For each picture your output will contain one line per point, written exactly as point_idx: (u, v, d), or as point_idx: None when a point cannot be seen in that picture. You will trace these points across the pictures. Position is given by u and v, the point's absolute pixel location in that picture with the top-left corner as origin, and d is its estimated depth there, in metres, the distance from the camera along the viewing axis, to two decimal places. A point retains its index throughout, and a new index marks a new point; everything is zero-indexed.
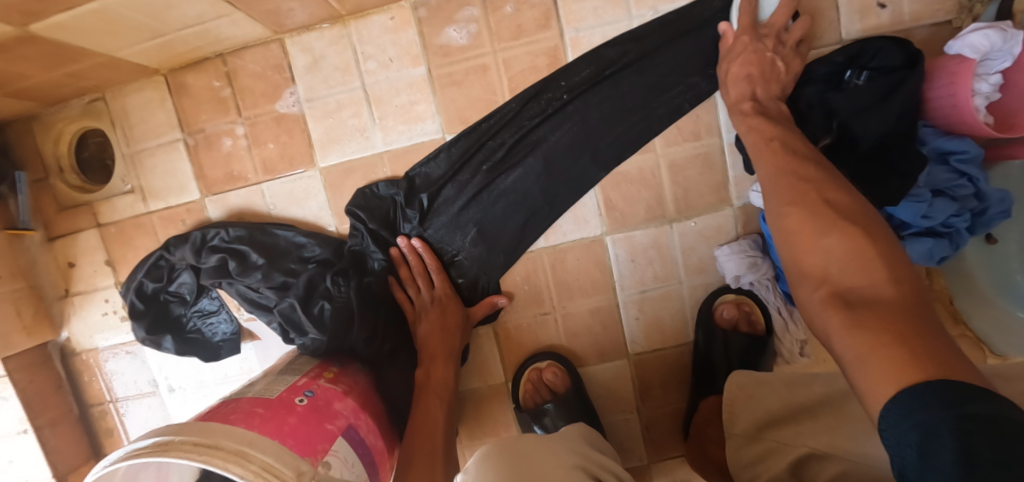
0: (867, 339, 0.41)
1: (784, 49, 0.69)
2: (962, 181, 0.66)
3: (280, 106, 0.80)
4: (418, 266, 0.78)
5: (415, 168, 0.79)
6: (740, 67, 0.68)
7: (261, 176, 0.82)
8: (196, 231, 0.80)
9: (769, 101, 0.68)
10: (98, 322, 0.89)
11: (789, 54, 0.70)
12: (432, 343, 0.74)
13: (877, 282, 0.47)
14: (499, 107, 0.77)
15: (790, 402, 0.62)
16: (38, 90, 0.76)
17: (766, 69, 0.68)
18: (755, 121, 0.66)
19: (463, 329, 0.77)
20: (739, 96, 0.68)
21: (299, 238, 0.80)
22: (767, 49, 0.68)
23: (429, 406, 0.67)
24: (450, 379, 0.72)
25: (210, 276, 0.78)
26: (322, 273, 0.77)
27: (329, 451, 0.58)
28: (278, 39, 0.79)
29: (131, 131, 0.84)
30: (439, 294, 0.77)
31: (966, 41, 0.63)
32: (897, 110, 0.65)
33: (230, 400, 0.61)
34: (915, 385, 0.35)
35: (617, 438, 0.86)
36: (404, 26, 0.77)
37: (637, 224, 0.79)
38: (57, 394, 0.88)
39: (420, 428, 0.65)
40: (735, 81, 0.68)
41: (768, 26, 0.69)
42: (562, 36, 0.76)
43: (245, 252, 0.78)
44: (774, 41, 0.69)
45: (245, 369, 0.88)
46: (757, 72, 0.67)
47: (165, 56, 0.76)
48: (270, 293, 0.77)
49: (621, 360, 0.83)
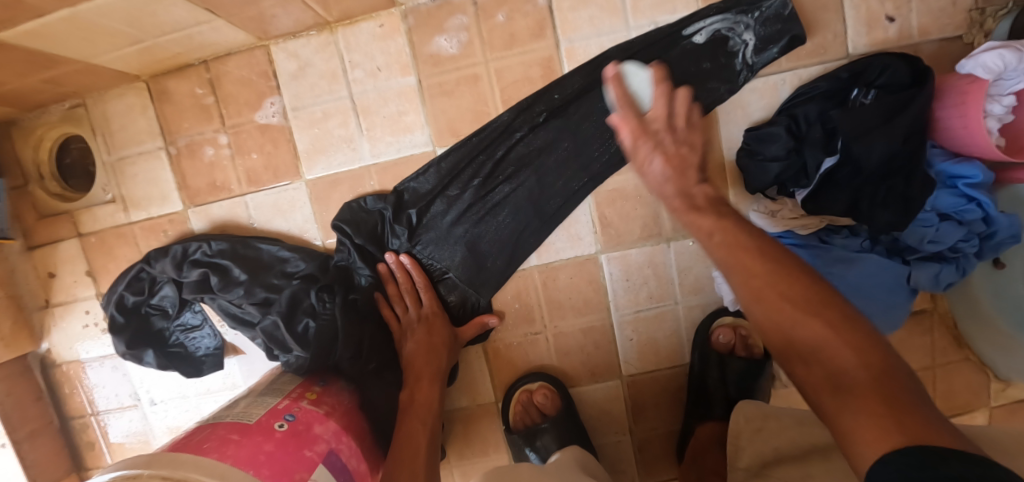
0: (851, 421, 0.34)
1: (679, 136, 0.59)
2: (970, 206, 0.64)
3: (258, 116, 0.78)
4: (405, 283, 0.75)
5: (404, 182, 0.76)
6: (655, 160, 0.57)
7: (245, 187, 0.80)
8: (177, 244, 0.77)
9: (694, 187, 0.55)
10: (79, 333, 0.87)
11: (686, 136, 0.59)
12: (418, 362, 0.71)
13: (826, 337, 0.38)
14: (491, 119, 0.74)
15: (798, 441, 0.60)
16: (13, 96, 0.73)
17: (681, 160, 0.57)
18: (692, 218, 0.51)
19: (450, 349, 0.74)
20: (673, 192, 0.55)
21: (283, 252, 0.78)
22: (671, 146, 0.58)
23: (412, 426, 0.64)
24: (435, 400, 0.68)
25: (191, 290, 0.76)
26: (306, 288, 0.75)
27: (307, 480, 0.56)
28: (264, 45, 0.76)
29: (112, 138, 0.81)
30: (426, 311, 0.75)
31: (979, 61, 0.61)
32: (903, 129, 0.62)
33: (206, 426, 0.59)
34: (900, 467, 0.30)
35: (608, 458, 0.83)
36: (393, 33, 0.74)
37: (633, 242, 0.77)
38: (36, 406, 0.86)
39: (403, 451, 0.60)
40: (655, 179, 0.57)
41: (654, 120, 0.60)
42: (557, 46, 0.73)
43: (227, 266, 0.76)
44: (669, 134, 0.59)
45: (230, 383, 0.86)
46: (674, 170, 0.56)
47: (145, 62, 0.73)
48: (252, 309, 0.74)
49: (614, 381, 0.81)
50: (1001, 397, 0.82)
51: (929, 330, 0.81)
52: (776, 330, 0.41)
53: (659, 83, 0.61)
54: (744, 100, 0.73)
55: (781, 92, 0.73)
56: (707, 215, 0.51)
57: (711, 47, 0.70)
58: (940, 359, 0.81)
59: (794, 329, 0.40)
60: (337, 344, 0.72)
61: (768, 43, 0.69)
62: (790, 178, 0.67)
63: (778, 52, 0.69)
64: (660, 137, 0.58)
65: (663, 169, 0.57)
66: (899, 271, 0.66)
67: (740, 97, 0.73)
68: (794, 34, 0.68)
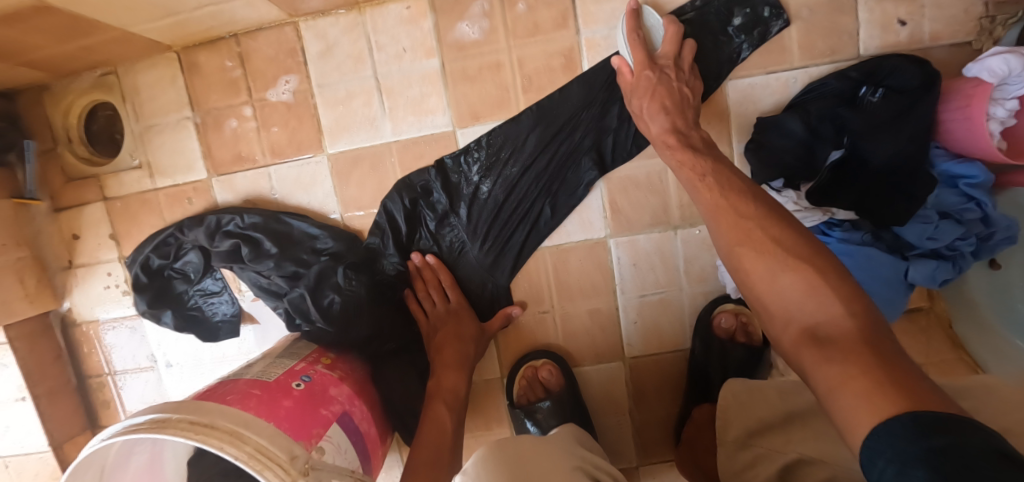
0: (837, 373, 0.39)
1: (682, 76, 0.69)
2: (969, 206, 0.67)
3: (269, 95, 0.81)
4: (433, 280, 0.80)
5: (428, 174, 0.79)
6: (655, 100, 0.67)
7: (268, 158, 0.82)
8: (211, 215, 0.80)
9: (690, 128, 0.67)
10: (100, 294, 0.89)
11: (688, 78, 0.69)
12: (447, 350, 0.74)
13: (832, 312, 0.44)
14: (513, 115, 0.77)
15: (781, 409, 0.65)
16: (50, 62, 0.76)
17: (678, 100, 0.67)
18: (687, 155, 0.63)
19: (478, 342, 0.78)
20: (668, 129, 0.66)
21: (312, 229, 0.80)
22: (672, 82, 0.68)
23: (438, 413, 0.67)
24: (461, 389, 0.71)
25: (222, 259, 0.79)
26: (334, 266, 0.77)
27: (323, 436, 0.58)
28: (293, 23, 0.78)
29: (141, 107, 0.84)
30: (454, 307, 0.79)
31: (985, 65, 0.63)
32: (909, 131, 0.65)
33: (228, 381, 0.62)
34: (902, 425, 0.32)
35: (608, 440, 0.86)
36: (420, 17, 0.77)
37: (642, 228, 0.79)
38: (56, 364, 0.89)
39: (428, 436, 0.63)
40: (653, 114, 0.67)
41: (665, 56, 0.69)
42: (578, 36, 0.75)
43: (259, 239, 0.79)
44: (674, 71, 0.68)
45: (244, 349, 0.88)
46: (673, 105, 0.67)
47: (178, 34, 0.76)
48: (281, 281, 0.78)
49: (617, 362, 0.84)
50: None
51: (924, 329, 0.83)
52: (785, 309, 0.48)
53: (671, 22, 0.70)
54: (757, 96, 0.75)
55: (793, 89, 0.75)
56: (704, 155, 0.63)
57: (699, 30, 0.73)
58: (930, 358, 0.82)
59: (796, 303, 0.47)
60: (360, 319, 0.76)
61: (744, 31, 0.73)
62: (798, 172, 0.70)
63: (750, 51, 0.74)
64: (665, 71, 0.68)
65: (665, 100, 0.67)
66: (899, 266, 0.68)
67: (751, 93, 0.75)
68: (772, 9, 0.72)
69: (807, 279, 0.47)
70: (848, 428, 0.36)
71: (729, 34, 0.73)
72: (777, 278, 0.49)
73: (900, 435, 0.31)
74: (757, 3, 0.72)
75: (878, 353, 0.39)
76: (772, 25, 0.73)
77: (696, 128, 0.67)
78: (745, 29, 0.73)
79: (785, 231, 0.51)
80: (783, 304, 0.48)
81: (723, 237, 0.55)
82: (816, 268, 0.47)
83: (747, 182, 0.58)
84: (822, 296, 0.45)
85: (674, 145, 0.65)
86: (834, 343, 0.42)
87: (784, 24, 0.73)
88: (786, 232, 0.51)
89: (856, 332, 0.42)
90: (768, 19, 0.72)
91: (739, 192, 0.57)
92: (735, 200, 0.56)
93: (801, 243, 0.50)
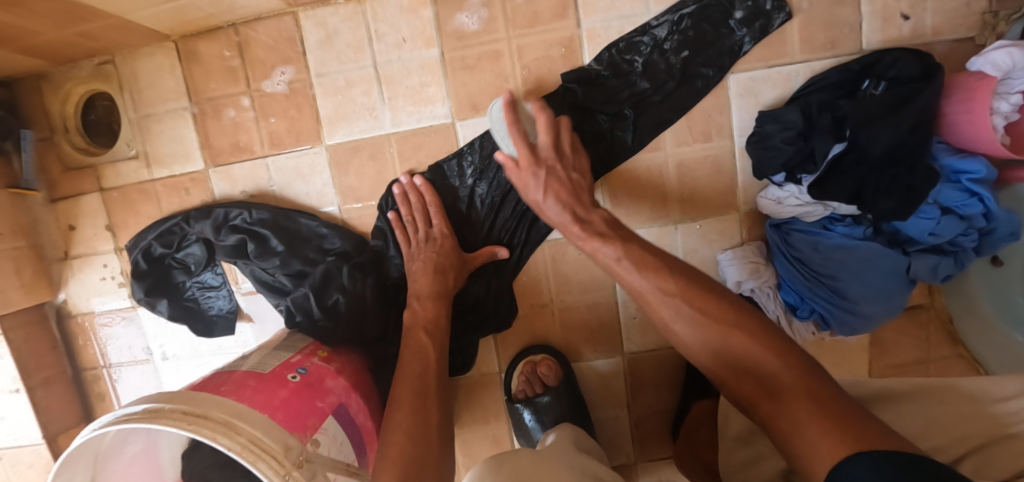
0: (794, 424, 0.45)
1: (567, 161, 0.69)
2: (972, 200, 0.66)
3: (265, 86, 0.80)
4: (418, 203, 0.77)
5: (420, 177, 0.79)
6: (551, 197, 0.67)
7: (266, 149, 0.82)
8: (219, 208, 0.80)
9: (589, 213, 0.66)
10: (96, 285, 0.89)
11: (573, 161, 0.70)
12: (422, 279, 0.72)
13: (762, 357, 0.50)
14: (503, 115, 0.77)
15: None
16: (47, 49, 0.75)
17: (573, 188, 0.68)
18: (597, 243, 0.63)
19: (459, 272, 0.74)
20: (571, 218, 0.66)
21: (321, 228, 0.80)
22: (561, 173, 0.68)
23: (417, 345, 0.66)
24: (439, 318, 0.69)
25: (227, 254, 0.79)
26: (340, 266, 0.77)
27: (318, 428, 0.58)
28: (292, 12, 0.78)
29: (139, 95, 0.83)
30: (436, 234, 0.76)
31: (989, 59, 0.63)
32: (911, 120, 0.63)
33: (223, 372, 0.61)
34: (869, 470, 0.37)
35: (607, 433, 0.86)
36: (420, 7, 0.76)
37: (641, 222, 0.79)
38: (51, 354, 0.89)
39: (400, 396, 0.60)
40: (553, 210, 0.67)
41: (546, 148, 0.68)
42: (579, 26, 0.74)
43: (266, 236, 0.78)
44: (561, 163, 0.69)
45: (241, 341, 0.87)
46: (569, 195, 0.67)
47: (176, 22, 0.75)
48: (286, 280, 0.78)
49: (615, 357, 0.83)
50: None
51: (924, 325, 0.82)
52: (723, 360, 0.53)
53: (536, 111, 0.68)
54: (758, 89, 0.75)
55: (794, 82, 0.74)
56: (614, 241, 0.62)
57: (700, 23, 0.72)
58: (932, 354, 0.83)
59: (724, 348, 0.52)
60: (369, 318, 0.76)
61: (745, 24, 0.72)
62: (797, 165, 0.68)
63: (752, 45, 0.73)
64: (550, 164, 0.68)
65: (560, 192, 0.67)
66: (900, 260, 0.67)
67: (752, 85, 0.75)
68: (774, 3, 0.72)
69: (736, 337, 0.52)
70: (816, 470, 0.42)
71: (731, 27, 0.72)
72: (689, 327, 0.55)
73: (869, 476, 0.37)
74: None
75: (814, 393, 0.46)
76: (774, 19, 0.72)
77: (594, 209, 0.67)
78: (746, 22, 0.72)
79: (709, 300, 0.55)
80: (715, 355, 0.53)
81: (651, 289, 0.57)
82: (735, 322, 0.53)
83: (662, 257, 0.60)
84: (760, 354, 0.50)
85: (581, 237, 0.65)
86: (781, 395, 0.47)
87: (786, 18, 0.72)
88: (712, 301, 0.55)
89: (797, 381, 0.47)
90: (769, 13, 0.72)
91: (655, 258, 0.60)
92: (649, 276, 0.58)
93: (725, 304, 0.54)
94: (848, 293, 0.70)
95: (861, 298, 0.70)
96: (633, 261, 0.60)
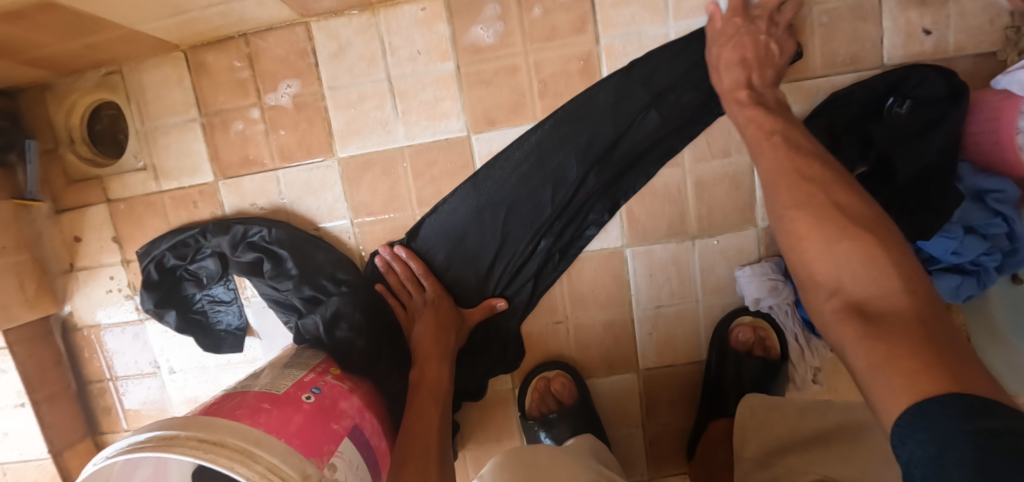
0: (880, 351, 0.42)
1: (775, 30, 0.69)
2: (996, 221, 0.65)
3: (268, 99, 0.79)
4: (404, 272, 0.78)
5: (423, 217, 0.79)
6: (731, 50, 0.68)
7: (277, 162, 0.80)
8: (238, 224, 0.77)
9: (764, 87, 0.68)
10: (101, 298, 0.87)
11: (782, 37, 0.69)
12: (427, 338, 0.71)
13: (890, 302, 0.46)
14: (510, 146, 0.76)
15: (802, 430, 0.65)
16: (53, 60, 0.74)
17: (761, 53, 0.67)
18: (751, 112, 0.65)
19: (458, 330, 0.75)
20: (733, 85, 0.67)
21: (336, 256, 0.79)
22: (763, 34, 0.68)
23: (423, 405, 0.63)
24: (445, 379, 0.67)
25: (242, 271, 0.77)
26: (354, 301, 0.77)
27: (335, 452, 0.56)
28: (304, 23, 0.76)
29: (146, 107, 0.82)
30: (431, 296, 0.77)
31: (1016, 77, 0.61)
32: (939, 145, 0.63)
33: (235, 394, 0.60)
34: (938, 405, 0.34)
35: (620, 452, 0.85)
36: (435, 20, 0.75)
37: (659, 238, 0.78)
38: (56, 369, 0.87)
39: (414, 428, 0.60)
40: (725, 68, 0.68)
41: (759, 7, 0.69)
42: (597, 41, 0.73)
43: (283, 256, 0.77)
44: (768, 22, 0.68)
45: (250, 356, 0.86)
46: (750, 57, 0.67)
47: (186, 33, 0.74)
48: (299, 304, 0.77)
49: (630, 374, 0.82)
50: None
51: None
52: (837, 281, 0.51)
53: None
54: None
55: (815, 98, 0.73)
56: (777, 124, 0.63)
57: None
58: None
59: (857, 280, 0.49)
60: (380, 364, 0.75)
61: None
62: None
63: None
64: (754, 20, 0.68)
65: (736, 54, 0.67)
66: None
67: None
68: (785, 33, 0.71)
69: (882, 276, 0.48)
70: (882, 398, 0.39)
71: None
72: (840, 262, 0.52)
73: (941, 411, 0.34)
74: None
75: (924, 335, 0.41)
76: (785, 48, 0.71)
77: (774, 88, 0.68)
78: None
79: (851, 200, 0.55)
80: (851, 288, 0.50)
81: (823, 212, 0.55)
82: (876, 255, 0.49)
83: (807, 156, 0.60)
84: (890, 294, 0.47)
85: (744, 102, 0.66)
86: (884, 321, 0.44)
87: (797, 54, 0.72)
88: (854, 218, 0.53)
89: (911, 324, 0.43)
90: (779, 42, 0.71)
91: (806, 154, 0.60)
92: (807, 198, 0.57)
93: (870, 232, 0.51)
94: None
95: None
96: (808, 177, 0.58)
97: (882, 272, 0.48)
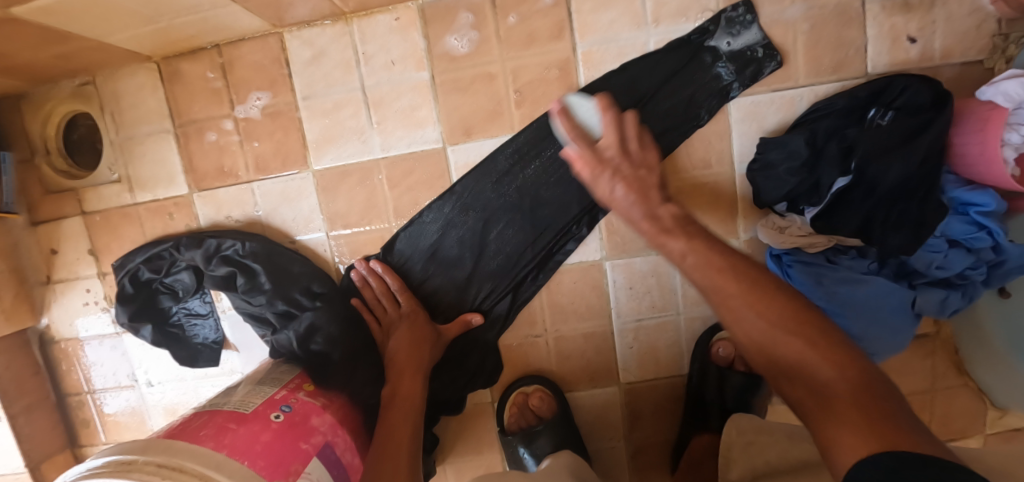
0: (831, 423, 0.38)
1: (635, 158, 0.57)
2: (981, 234, 0.64)
3: (238, 110, 0.78)
4: (380, 287, 0.77)
5: (399, 232, 0.78)
6: (618, 183, 0.54)
7: (252, 173, 0.79)
8: (212, 237, 0.77)
9: (658, 205, 0.54)
10: (79, 310, 0.87)
11: (642, 155, 0.57)
12: (401, 354, 0.70)
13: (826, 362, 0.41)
14: (488, 158, 0.75)
15: (793, 457, 0.62)
16: (24, 70, 0.73)
17: (643, 181, 0.55)
18: (666, 240, 0.51)
19: (435, 346, 0.73)
20: (639, 214, 0.53)
21: (312, 270, 0.78)
22: (628, 167, 0.55)
23: (397, 421, 0.62)
24: (419, 396, 0.66)
25: (216, 284, 0.76)
26: (329, 315, 0.75)
27: (301, 473, 0.55)
28: (278, 32, 0.75)
29: (120, 117, 0.81)
30: (407, 310, 0.75)
31: (1000, 88, 0.61)
32: (923, 151, 0.62)
33: (204, 413, 0.59)
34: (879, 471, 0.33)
35: (602, 465, 0.84)
36: (410, 28, 0.73)
37: (639, 250, 0.77)
38: (34, 380, 0.87)
39: (388, 439, 0.59)
40: (618, 208, 0.54)
41: (607, 146, 0.56)
42: (574, 49, 0.72)
43: (256, 270, 0.76)
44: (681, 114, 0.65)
45: (228, 369, 0.85)
46: (637, 194, 0.54)
47: (158, 43, 0.73)
48: (273, 318, 0.76)
49: (612, 387, 0.81)
50: (997, 425, 0.81)
51: (930, 354, 0.80)
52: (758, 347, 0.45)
53: (603, 111, 0.58)
54: (760, 114, 0.72)
55: (798, 107, 0.72)
56: (679, 237, 0.51)
57: (693, 62, 0.70)
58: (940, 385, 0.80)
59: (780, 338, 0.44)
60: (356, 377, 0.74)
61: (739, 65, 0.70)
62: (802, 195, 0.66)
63: (741, 89, 0.71)
64: (616, 162, 0.56)
65: (627, 194, 0.54)
66: (906, 295, 0.66)
67: (754, 110, 0.72)
68: (766, 42, 0.70)
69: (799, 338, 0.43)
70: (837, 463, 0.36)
71: (722, 67, 0.70)
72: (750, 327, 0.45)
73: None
74: (750, 36, 0.70)
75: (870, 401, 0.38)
76: (765, 59, 0.70)
77: (666, 203, 0.54)
78: (738, 62, 0.70)
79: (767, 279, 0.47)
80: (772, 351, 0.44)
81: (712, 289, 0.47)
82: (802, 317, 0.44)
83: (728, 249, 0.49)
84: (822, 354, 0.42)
85: (647, 232, 0.53)
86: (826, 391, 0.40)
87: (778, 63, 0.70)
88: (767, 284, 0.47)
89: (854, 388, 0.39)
90: (759, 52, 0.70)
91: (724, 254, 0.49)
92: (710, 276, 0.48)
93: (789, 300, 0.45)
94: (853, 332, 0.67)
95: (865, 336, 0.67)
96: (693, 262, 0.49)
97: (801, 326, 0.44)
